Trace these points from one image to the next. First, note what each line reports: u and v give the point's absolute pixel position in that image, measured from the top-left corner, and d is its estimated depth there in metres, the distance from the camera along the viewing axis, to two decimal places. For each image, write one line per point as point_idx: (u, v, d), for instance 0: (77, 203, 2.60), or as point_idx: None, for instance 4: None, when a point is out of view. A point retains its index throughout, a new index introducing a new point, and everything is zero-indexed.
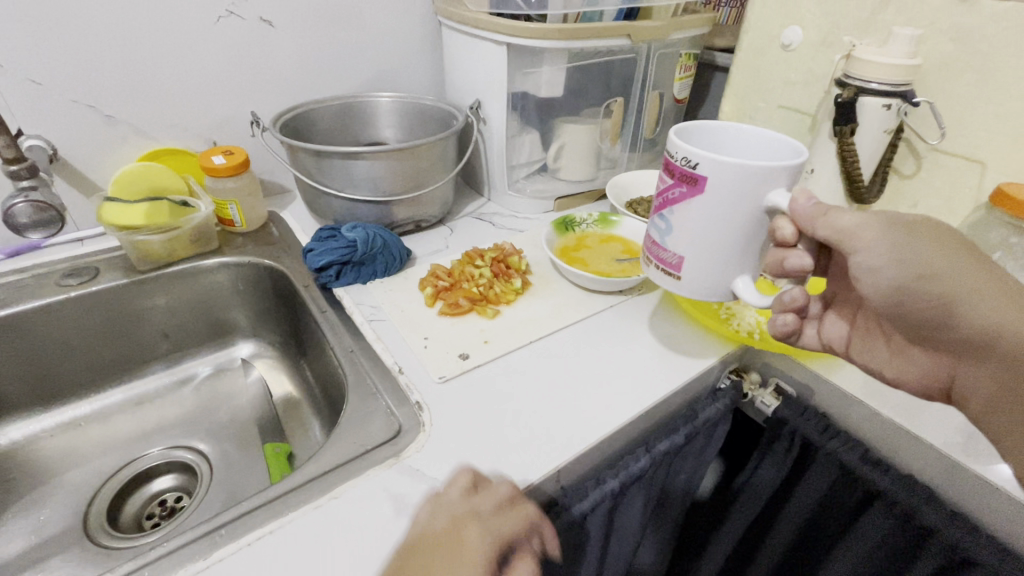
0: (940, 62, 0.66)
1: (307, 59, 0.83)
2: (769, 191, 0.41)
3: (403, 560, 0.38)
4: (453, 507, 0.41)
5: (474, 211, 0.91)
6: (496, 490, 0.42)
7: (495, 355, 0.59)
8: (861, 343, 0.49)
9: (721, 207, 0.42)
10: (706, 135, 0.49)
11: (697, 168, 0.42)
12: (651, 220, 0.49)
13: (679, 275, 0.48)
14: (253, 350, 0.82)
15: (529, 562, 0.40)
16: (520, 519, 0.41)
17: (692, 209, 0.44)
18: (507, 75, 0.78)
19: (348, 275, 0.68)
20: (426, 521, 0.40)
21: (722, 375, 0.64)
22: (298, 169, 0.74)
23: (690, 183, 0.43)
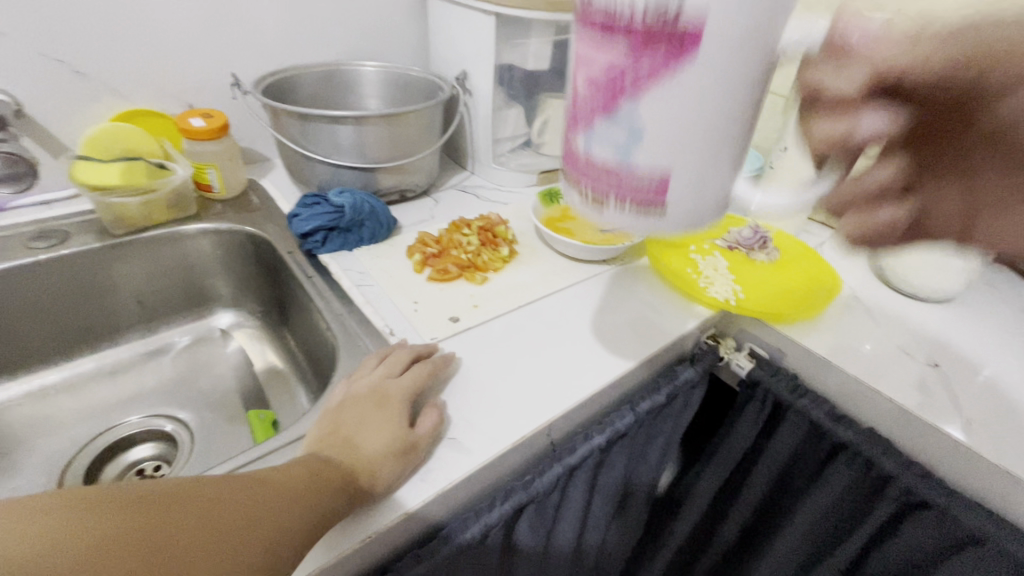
0: None
1: (289, 23, 0.81)
2: (780, 28, 0.26)
3: (334, 412, 0.45)
4: (372, 374, 0.49)
5: (457, 183, 0.91)
6: (400, 357, 0.50)
7: (485, 318, 0.61)
8: None
9: (729, 81, 0.26)
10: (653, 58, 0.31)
11: (685, 10, 0.23)
12: (585, 134, 0.29)
13: (663, 203, 0.29)
14: (233, 320, 0.80)
15: (435, 405, 0.47)
16: (423, 372, 0.49)
17: (678, 88, 0.25)
18: (494, 46, 0.78)
19: (333, 241, 0.68)
20: (351, 388, 0.48)
21: (701, 339, 0.68)
22: (281, 133, 0.73)
23: (673, 42, 0.24)
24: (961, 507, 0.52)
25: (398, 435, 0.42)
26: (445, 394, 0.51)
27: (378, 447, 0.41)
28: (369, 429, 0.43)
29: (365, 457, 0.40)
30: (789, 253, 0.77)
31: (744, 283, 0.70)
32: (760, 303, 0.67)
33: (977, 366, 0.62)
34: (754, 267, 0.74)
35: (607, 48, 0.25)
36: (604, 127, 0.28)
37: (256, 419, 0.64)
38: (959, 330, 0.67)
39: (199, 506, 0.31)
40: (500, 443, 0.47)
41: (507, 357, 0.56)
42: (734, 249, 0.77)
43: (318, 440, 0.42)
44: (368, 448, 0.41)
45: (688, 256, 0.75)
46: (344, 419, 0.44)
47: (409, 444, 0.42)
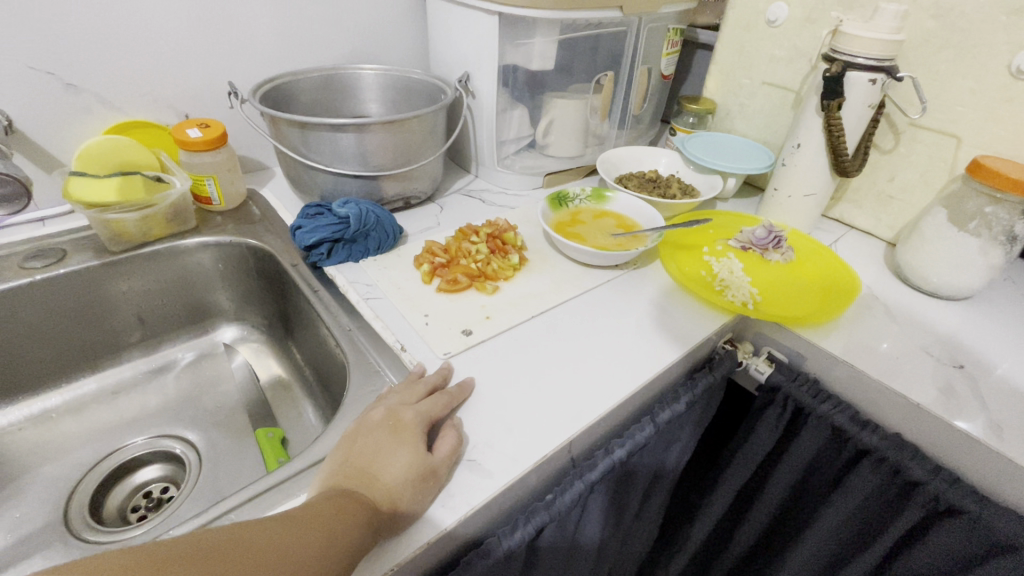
0: (920, 38, 0.69)
1: (286, 28, 0.78)
2: None
3: (349, 441, 0.42)
4: (388, 400, 0.46)
5: (462, 187, 0.89)
6: (416, 387, 0.48)
7: (499, 330, 0.59)
8: None
9: None
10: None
11: None
12: None
13: None
14: (237, 334, 0.78)
15: (453, 432, 0.45)
16: (440, 401, 0.47)
17: None
18: (498, 46, 0.75)
19: (339, 252, 0.66)
20: (365, 414, 0.45)
21: (718, 344, 0.66)
22: (281, 142, 0.71)
23: None
24: (993, 515, 0.51)
25: (418, 465, 0.40)
26: (462, 414, 0.49)
27: (398, 477, 0.39)
28: (389, 458, 0.40)
29: (387, 490, 0.38)
30: (804, 252, 0.75)
31: (761, 285, 0.69)
32: (778, 307, 0.65)
33: (1002, 364, 0.61)
34: (768, 268, 0.72)
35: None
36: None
37: (264, 438, 0.63)
38: (981, 328, 0.66)
39: (243, 557, 0.29)
40: (520, 464, 0.45)
41: (523, 372, 0.55)
42: (748, 249, 0.75)
43: (333, 473, 0.39)
44: (388, 479, 0.39)
45: (701, 259, 0.74)
46: (361, 448, 0.41)
47: (427, 471, 0.41)
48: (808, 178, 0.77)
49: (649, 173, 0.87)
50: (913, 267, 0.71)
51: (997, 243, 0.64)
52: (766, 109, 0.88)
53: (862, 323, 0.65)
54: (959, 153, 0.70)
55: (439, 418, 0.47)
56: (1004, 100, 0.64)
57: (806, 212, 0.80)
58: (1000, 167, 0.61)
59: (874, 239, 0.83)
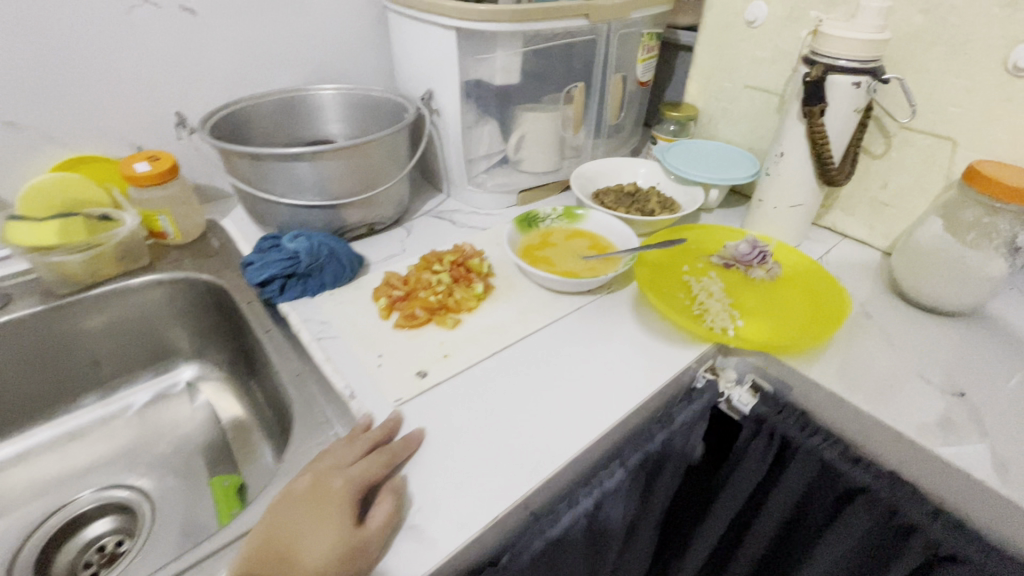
0: (908, 35, 0.64)
1: (240, 52, 0.75)
2: None
3: (271, 517, 0.39)
4: (319, 466, 0.43)
5: (432, 208, 0.85)
6: (353, 448, 0.45)
7: (457, 370, 0.55)
8: None
9: None
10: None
11: None
12: None
13: None
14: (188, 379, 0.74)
15: (390, 497, 0.41)
16: (377, 461, 0.43)
17: None
18: (458, 61, 0.71)
19: (293, 288, 0.63)
20: (292, 483, 0.42)
21: (698, 374, 0.62)
22: (235, 175, 0.68)
23: None
24: (998, 565, 0.46)
25: (344, 541, 0.37)
26: (406, 471, 0.46)
27: (320, 560, 0.36)
28: (311, 537, 0.37)
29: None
30: (790, 269, 0.71)
31: (743, 308, 0.64)
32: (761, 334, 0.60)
33: (1007, 389, 0.56)
34: (752, 287, 0.68)
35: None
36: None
37: (218, 487, 0.62)
38: (984, 348, 0.61)
39: None
40: (468, 528, 0.41)
41: (480, 418, 0.51)
42: (732, 267, 0.71)
43: (248, 559, 0.36)
44: (307, 562, 0.35)
45: (680, 278, 0.69)
46: (281, 527, 0.38)
47: (356, 548, 0.37)
48: (794, 188, 0.72)
49: (628, 186, 0.83)
50: (908, 282, 0.66)
51: (998, 255, 0.59)
52: (750, 114, 0.84)
53: (854, 347, 0.60)
54: (955, 157, 0.65)
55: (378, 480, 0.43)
56: (1001, 100, 0.59)
57: (793, 224, 0.75)
58: (997, 173, 0.56)
59: (869, 249, 0.78)
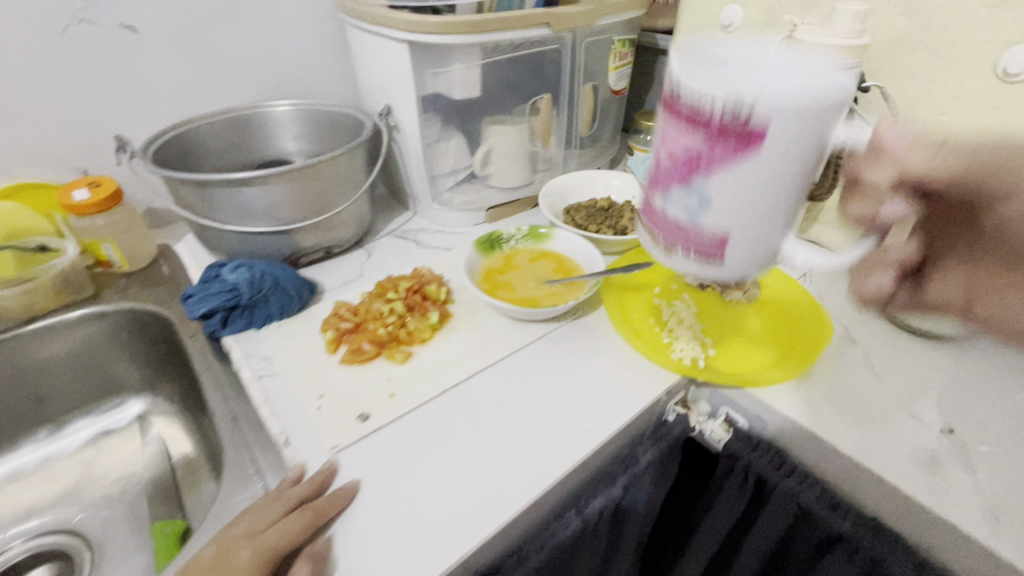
0: (890, 39, 0.59)
1: (188, 69, 0.72)
2: (825, 116, 0.36)
3: None
4: (230, 532, 0.41)
5: (396, 228, 0.81)
6: (271, 508, 0.43)
7: (402, 412, 0.51)
8: (989, 289, 0.39)
9: (782, 157, 0.36)
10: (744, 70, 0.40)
11: (753, 118, 0.34)
12: (669, 199, 0.41)
13: (720, 258, 0.42)
14: (141, 412, 0.71)
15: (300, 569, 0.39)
16: (292, 526, 0.41)
17: (734, 171, 0.37)
18: (414, 75, 0.67)
19: (236, 321, 0.59)
20: (202, 552, 0.40)
21: (668, 407, 0.57)
22: (180, 203, 0.64)
23: (740, 139, 0.36)
24: None
25: None
26: (333, 530, 0.42)
27: None
28: None
29: None
30: (770, 290, 0.67)
31: (716, 336, 0.60)
32: (734, 365, 0.56)
33: (1000, 424, 0.51)
34: (728, 310, 0.64)
35: (690, 136, 0.38)
36: (679, 193, 0.41)
37: (160, 533, 0.57)
38: (976, 377, 0.56)
39: None
40: None
41: (424, 465, 0.47)
42: (707, 287, 0.67)
43: None
44: None
45: (651, 302, 0.65)
46: None
47: None
48: None
49: (601, 202, 0.78)
50: None
51: None
52: None
53: (835, 377, 0.56)
54: None
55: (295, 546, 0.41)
56: (990, 108, 0.55)
57: None
58: None
59: None
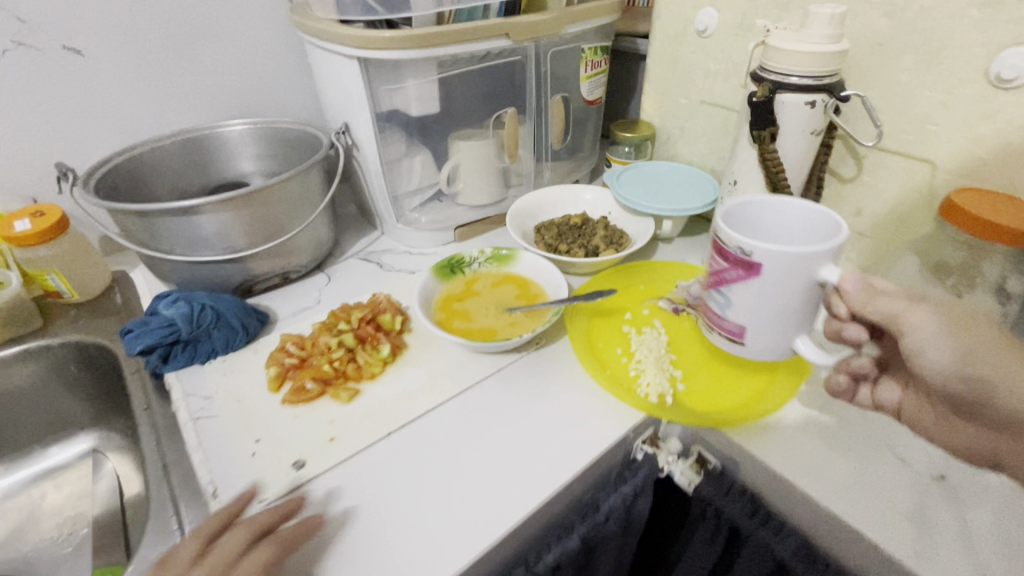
0: (872, 42, 0.54)
1: (137, 89, 0.69)
2: (822, 267, 0.40)
3: None
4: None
5: (361, 249, 0.78)
6: (227, 545, 0.39)
7: (340, 458, 0.48)
8: (915, 412, 0.44)
9: (782, 288, 0.42)
10: (765, 210, 0.47)
11: (753, 256, 0.41)
12: (707, 291, 0.49)
13: (742, 341, 0.47)
14: (88, 447, 0.69)
15: None
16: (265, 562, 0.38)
17: (750, 289, 0.43)
18: (367, 92, 0.64)
19: (178, 357, 0.57)
20: None
21: (636, 446, 0.53)
22: (122, 235, 0.60)
23: (746, 268, 0.42)
24: None
25: None
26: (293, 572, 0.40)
27: None
28: None
29: None
30: None
31: (688, 368, 0.56)
32: (705, 402, 0.52)
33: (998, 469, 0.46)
34: (702, 338, 0.60)
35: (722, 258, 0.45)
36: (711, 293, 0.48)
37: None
38: None
39: None
40: None
41: (359, 518, 0.44)
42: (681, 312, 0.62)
43: None
44: None
45: (620, 329, 0.61)
46: None
47: None
48: None
49: (574, 219, 0.74)
50: None
51: (986, 303, 0.49)
52: (709, 132, 0.75)
53: (814, 415, 0.51)
54: (936, 183, 0.55)
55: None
56: (983, 116, 0.50)
57: None
58: (979, 205, 0.46)
59: None
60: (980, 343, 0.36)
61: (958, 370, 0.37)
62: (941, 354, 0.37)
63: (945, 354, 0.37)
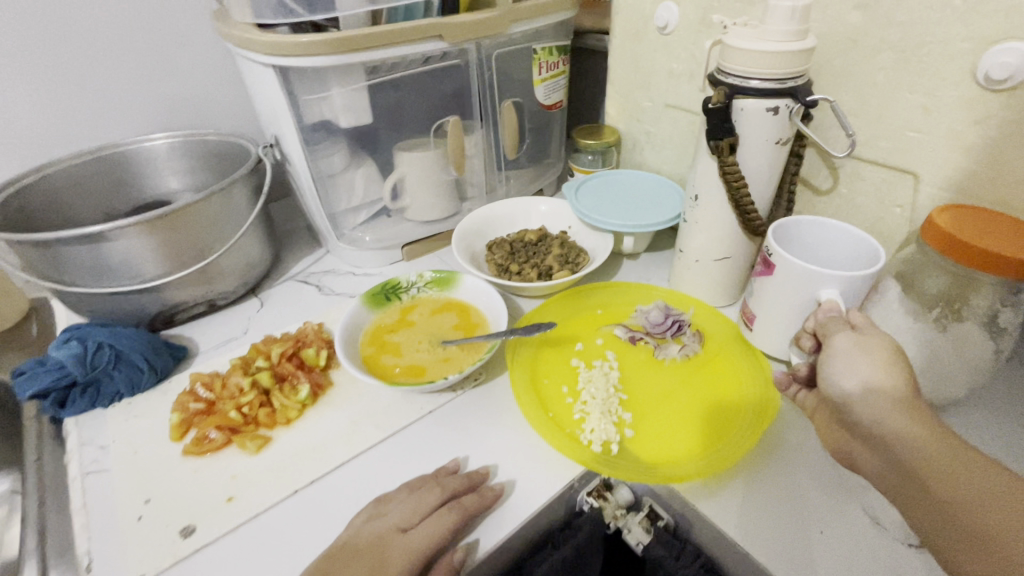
0: (843, 37, 0.48)
1: (48, 103, 0.64)
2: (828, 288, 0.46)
3: (326, 565, 0.38)
4: (384, 522, 0.40)
5: (302, 270, 0.73)
6: (426, 496, 0.42)
7: (236, 523, 0.42)
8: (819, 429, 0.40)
9: (794, 294, 0.48)
10: (830, 231, 0.51)
11: (771, 256, 0.48)
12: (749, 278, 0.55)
13: (751, 328, 0.54)
14: (5, 489, 0.62)
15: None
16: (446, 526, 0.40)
17: (765, 285, 0.50)
18: (291, 102, 0.58)
19: (75, 402, 0.51)
20: (356, 529, 0.40)
21: (580, 499, 0.47)
22: (22, 268, 0.54)
23: (766, 265, 0.50)
24: None
25: None
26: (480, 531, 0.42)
27: None
28: None
29: None
30: (713, 343, 0.56)
31: (640, 409, 0.50)
32: (655, 451, 0.46)
33: None
34: (659, 371, 0.53)
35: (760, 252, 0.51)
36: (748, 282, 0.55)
37: None
38: None
39: None
40: None
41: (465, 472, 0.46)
42: (639, 341, 0.57)
43: None
44: None
45: (568, 362, 0.55)
46: None
47: None
48: (715, 239, 0.56)
49: (530, 235, 0.67)
50: None
51: (977, 338, 0.43)
52: (676, 137, 0.68)
53: (775, 465, 0.45)
54: (919, 196, 0.48)
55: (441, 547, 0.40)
56: (971, 122, 0.43)
57: (721, 281, 0.59)
58: (965, 226, 0.40)
59: None
60: (878, 368, 0.35)
61: (837, 380, 0.36)
62: (838, 361, 0.36)
63: (843, 368, 0.36)
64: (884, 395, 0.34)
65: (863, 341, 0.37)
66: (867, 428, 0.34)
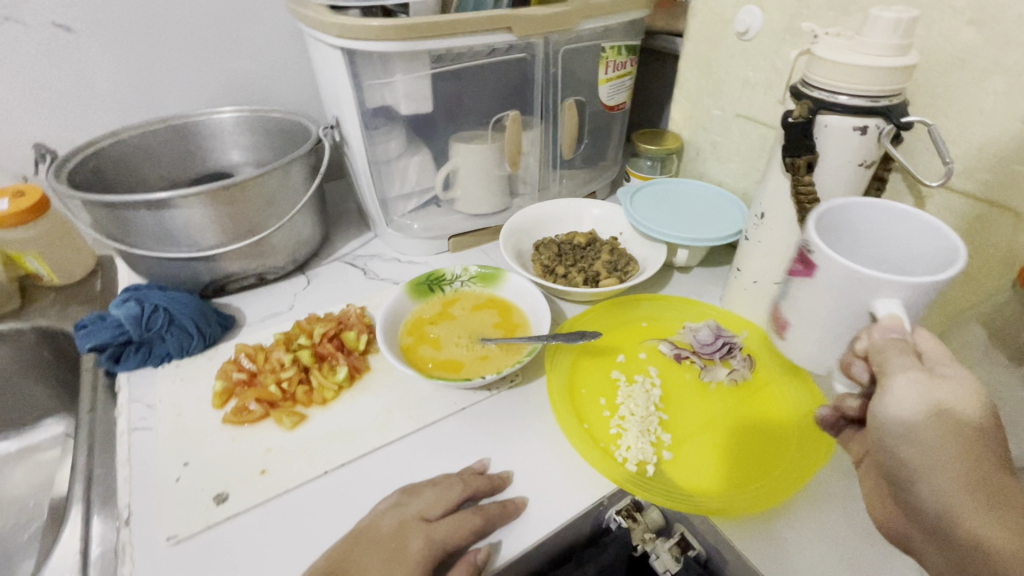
0: (950, 56, 0.44)
1: (128, 70, 0.66)
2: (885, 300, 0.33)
3: (344, 550, 0.37)
4: (405, 511, 0.39)
5: (350, 252, 0.74)
6: (449, 493, 0.41)
7: (266, 497, 0.43)
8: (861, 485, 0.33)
9: None
10: (915, 238, 0.39)
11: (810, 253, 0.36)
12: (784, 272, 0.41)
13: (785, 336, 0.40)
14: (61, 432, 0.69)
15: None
16: (466, 528, 0.39)
17: None
18: (355, 85, 0.58)
19: (130, 358, 0.53)
20: (377, 517, 0.40)
21: (609, 517, 0.46)
22: (95, 227, 0.56)
23: (802, 264, 0.37)
24: None
25: None
26: (499, 536, 0.41)
27: None
28: None
29: None
30: (764, 371, 0.53)
31: (681, 433, 0.47)
32: (691, 479, 0.44)
33: None
34: (704, 396, 0.51)
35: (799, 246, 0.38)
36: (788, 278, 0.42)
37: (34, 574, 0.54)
38: None
39: None
40: None
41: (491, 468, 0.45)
42: (685, 360, 0.54)
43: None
44: None
45: (608, 374, 0.53)
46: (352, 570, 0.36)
47: None
48: (778, 261, 0.53)
49: (579, 238, 0.66)
50: None
51: None
52: (744, 150, 0.65)
53: (822, 509, 0.42)
54: (1019, 237, 0.44)
55: (459, 548, 0.39)
56: None
57: None
58: None
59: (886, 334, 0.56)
60: (950, 428, 0.26)
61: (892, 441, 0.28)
62: (901, 443, 0.27)
63: (908, 431, 0.27)
64: (963, 474, 0.25)
65: (935, 383, 0.27)
66: (932, 516, 0.26)
